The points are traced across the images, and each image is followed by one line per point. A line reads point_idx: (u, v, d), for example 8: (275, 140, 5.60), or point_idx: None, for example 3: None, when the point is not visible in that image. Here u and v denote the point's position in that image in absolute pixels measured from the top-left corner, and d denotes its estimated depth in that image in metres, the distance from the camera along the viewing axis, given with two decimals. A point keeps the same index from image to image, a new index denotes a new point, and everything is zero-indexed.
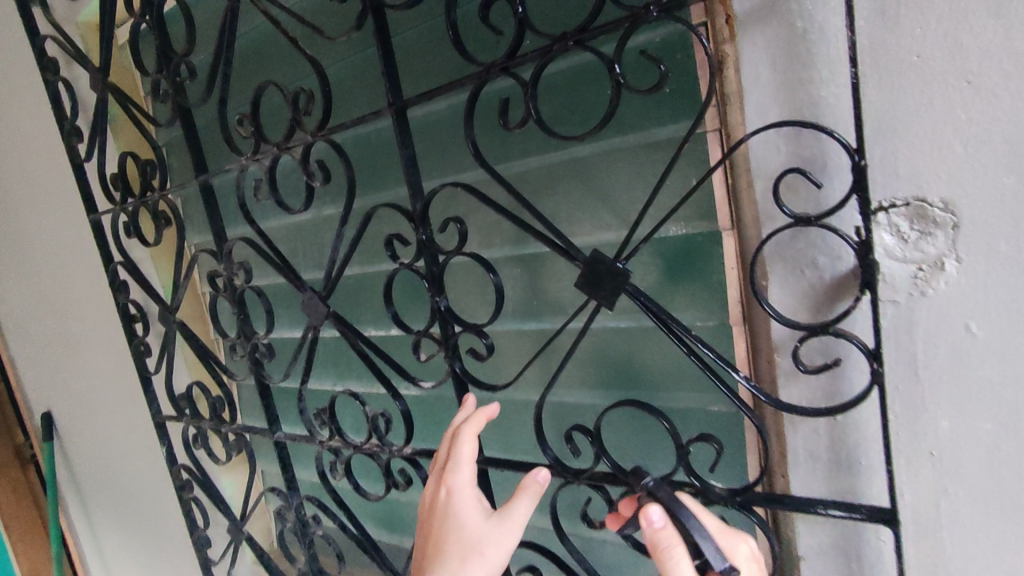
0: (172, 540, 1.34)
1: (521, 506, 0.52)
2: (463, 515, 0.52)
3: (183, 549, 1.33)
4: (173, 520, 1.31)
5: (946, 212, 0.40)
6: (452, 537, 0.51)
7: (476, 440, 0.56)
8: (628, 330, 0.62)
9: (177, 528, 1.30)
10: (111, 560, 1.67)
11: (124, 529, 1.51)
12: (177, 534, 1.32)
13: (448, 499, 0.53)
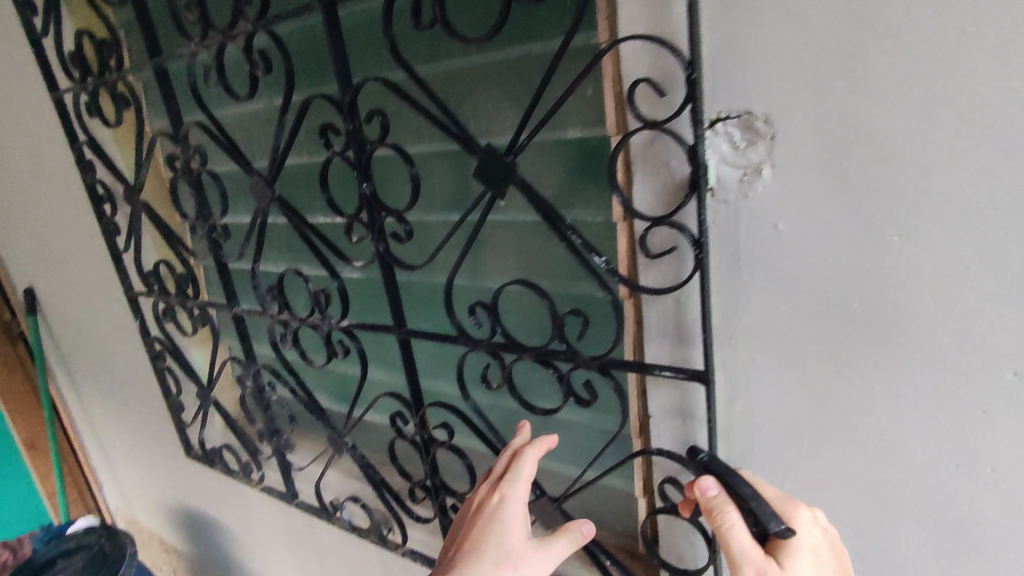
0: (150, 406, 1.48)
1: (562, 542, 0.61)
2: (509, 524, 0.60)
3: (158, 415, 1.47)
4: (149, 389, 1.44)
5: (768, 125, 0.48)
6: (495, 540, 0.59)
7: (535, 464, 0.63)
8: (531, 225, 0.70)
9: (154, 395, 1.44)
10: (98, 425, 1.83)
11: (109, 396, 1.65)
12: (153, 401, 1.45)
13: (502, 505, 0.61)
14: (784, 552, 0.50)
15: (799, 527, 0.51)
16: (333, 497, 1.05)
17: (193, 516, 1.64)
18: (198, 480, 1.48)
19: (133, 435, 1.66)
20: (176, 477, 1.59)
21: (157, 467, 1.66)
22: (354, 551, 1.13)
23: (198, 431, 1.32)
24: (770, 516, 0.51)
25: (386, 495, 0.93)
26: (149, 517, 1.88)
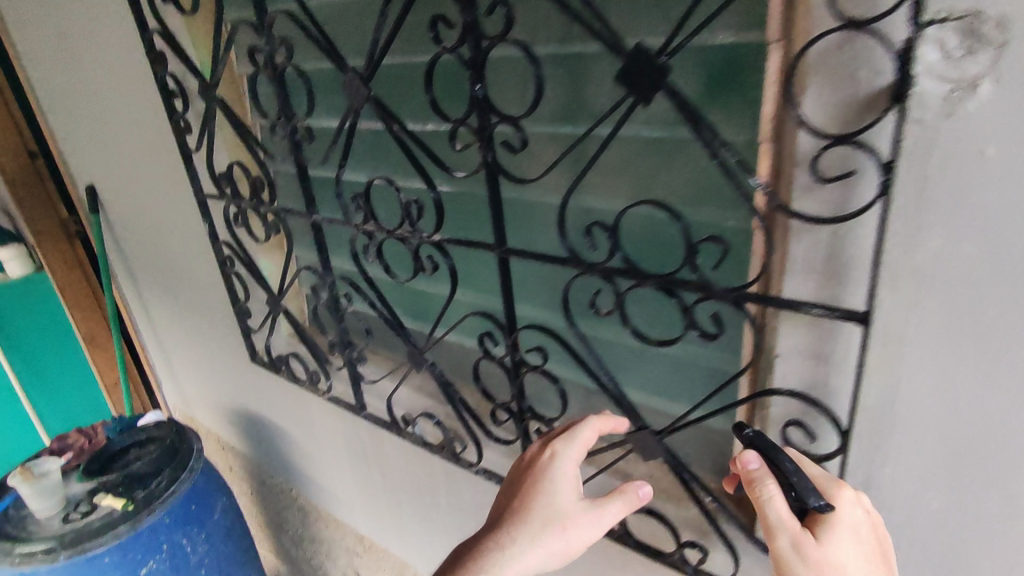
0: (214, 310, 1.49)
1: (613, 506, 0.64)
2: (559, 483, 0.64)
3: (223, 319, 1.48)
4: (214, 293, 1.45)
5: (1001, 31, 0.40)
6: (545, 499, 0.64)
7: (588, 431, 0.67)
8: (660, 141, 0.64)
9: (219, 300, 1.45)
10: (159, 325, 1.88)
11: (172, 297, 1.68)
12: (218, 305, 1.47)
13: (548, 467, 0.65)
14: (821, 526, 0.52)
15: (840, 507, 0.53)
16: (404, 412, 1.06)
17: (254, 417, 1.70)
18: (261, 384, 1.52)
19: (195, 337, 1.70)
20: (238, 380, 1.63)
21: (218, 370, 1.70)
22: (420, 464, 1.15)
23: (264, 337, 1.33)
24: (809, 491, 0.52)
25: (463, 414, 0.92)
26: (207, 415, 1.96)
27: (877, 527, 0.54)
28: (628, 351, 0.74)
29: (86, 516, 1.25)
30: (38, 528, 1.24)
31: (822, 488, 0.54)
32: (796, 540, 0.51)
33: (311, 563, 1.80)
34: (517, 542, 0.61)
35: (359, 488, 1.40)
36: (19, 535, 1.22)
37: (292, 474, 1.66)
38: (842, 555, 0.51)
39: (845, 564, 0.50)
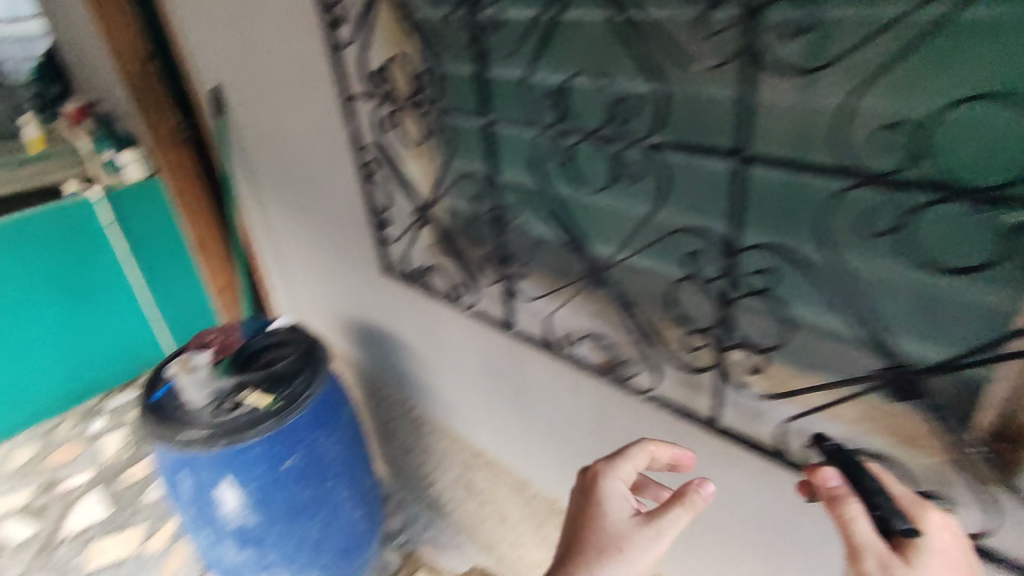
0: (342, 218, 1.47)
1: (674, 514, 0.70)
2: (608, 505, 0.73)
3: (351, 229, 1.47)
4: (344, 201, 1.42)
5: None
6: (601, 523, 0.71)
7: (630, 456, 0.77)
8: (993, 23, 0.53)
9: (349, 209, 1.42)
10: (279, 233, 1.90)
11: (296, 205, 1.68)
12: (347, 214, 1.44)
13: (598, 488, 0.74)
14: (912, 552, 0.56)
15: (928, 531, 0.58)
16: (562, 332, 1.01)
17: (371, 330, 1.72)
18: (387, 296, 1.51)
19: (318, 246, 1.71)
20: (360, 291, 1.63)
21: (340, 280, 1.72)
22: (567, 386, 1.11)
23: (400, 250, 1.30)
24: (895, 515, 0.57)
25: (642, 337, 0.86)
26: (321, 325, 2.01)
27: (962, 545, 0.58)
28: (908, 289, 0.63)
29: (234, 409, 1.31)
30: (192, 416, 1.31)
31: (910, 513, 0.59)
32: (881, 557, 0.56)
33: (421, 472, 1.86)
34: (586, 564, 0.67)
35: (487, 404, 1.39)
36: (176, 422, 1.30)
37: (409, 387, 1.68)
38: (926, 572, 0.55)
39: None
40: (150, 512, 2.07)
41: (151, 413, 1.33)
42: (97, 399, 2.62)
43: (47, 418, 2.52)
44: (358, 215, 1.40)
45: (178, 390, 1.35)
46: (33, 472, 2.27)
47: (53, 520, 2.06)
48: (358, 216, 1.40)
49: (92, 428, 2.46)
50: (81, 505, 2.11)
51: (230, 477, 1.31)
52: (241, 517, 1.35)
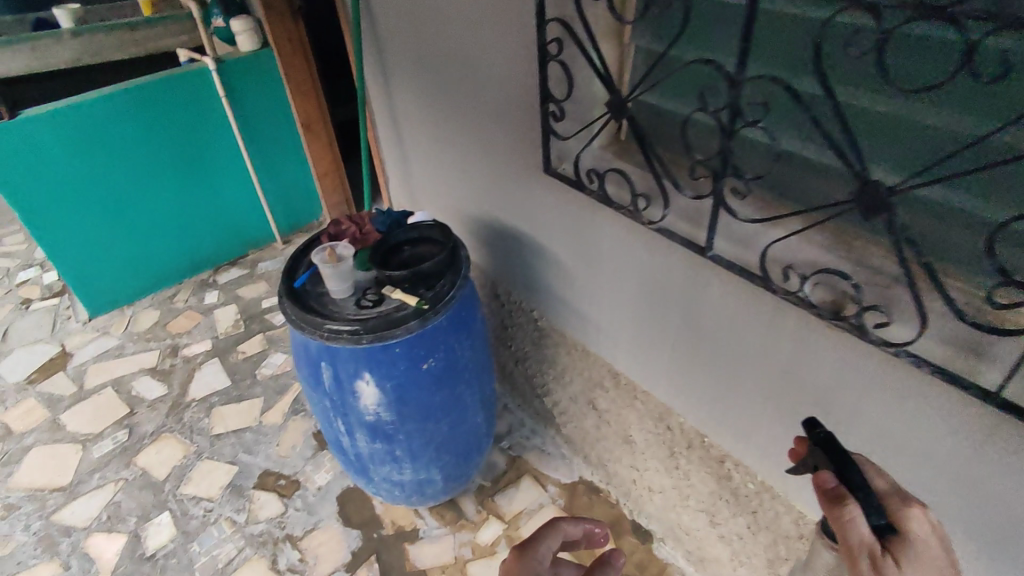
0: (495, 107, 1.33)
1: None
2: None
3: (505, 120, 1.32)
4: (502, 86, 1.27)
5: None
6: None
7: (552, 532, 0.81)
8: None
9: (506, 96, 1.27)
10: (404, 121, 1.77)
11: (434, 89, 1.53)
12: (503, 102, 1.29)
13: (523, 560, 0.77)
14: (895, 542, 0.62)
15: (909, 525, 0.64)
16: (779, 261, 0.88)
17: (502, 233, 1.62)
18: (536, 198, 1.39)
19: (453, 138, 1.58)
20: (499, 190, 1.51)
21: (473, 177, 1.60)
22: (764, 319, 0.99)
23: (573, 148, 1.16)
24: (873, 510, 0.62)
25: (912, 280, 0.72)
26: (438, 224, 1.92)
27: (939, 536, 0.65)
28: None
29: (380, 306, 1.26)
30: (338, 308, 1.27)
31: (893, 512, 0.65)
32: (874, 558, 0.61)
33: (535, 383, 1.82)
34: None
35: (640, 326, 1.29)
36: (322, 313, 1.25)
37: (539, 297, 1.60)
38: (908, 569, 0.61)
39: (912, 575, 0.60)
40: (266, 386, 2.16)
41: (294, 301, 1.29)
42: (209, 272, 2.70)
43: (166, 285, 2.63)
44: (518, 104, 1.25)
45: (324, 281, 1.31)
46: (157, 336, 2.39)
47: (179, 383, 2.18)
48: (517, 106, 1.25)
49: (207, 300, 2.54)
50: (203, 372, 2.22)
51: (370, 373, 1.27)
52: (376, 412, 1.33)
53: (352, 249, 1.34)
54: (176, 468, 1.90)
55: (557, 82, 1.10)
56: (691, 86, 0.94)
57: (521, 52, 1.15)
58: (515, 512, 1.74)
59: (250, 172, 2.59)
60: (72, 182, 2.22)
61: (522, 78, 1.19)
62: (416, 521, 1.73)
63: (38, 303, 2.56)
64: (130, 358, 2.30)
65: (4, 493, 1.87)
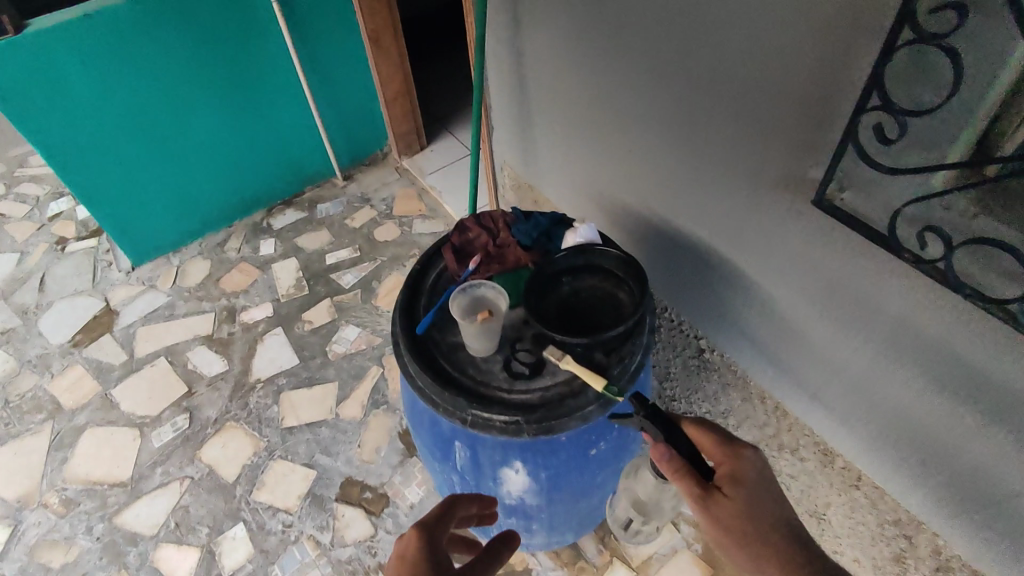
0: (739, 83, 0.85)
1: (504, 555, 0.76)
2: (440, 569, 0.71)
3: (752, 105, 0.85)
4: (767, 58, 0.79)
5: None
6: None
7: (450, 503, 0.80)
8: None
9: (772, 71, 0.79)
10: (539, 64, 1.28)
11: (614, 33, 1.04)
12: (760, 80, 0.82)
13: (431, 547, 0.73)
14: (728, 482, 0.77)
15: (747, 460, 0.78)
16: None
17: (670, 241, 1.20)
18: (759, 219, 0.96)
19: (628, 106, 1.10)
20: (690, 191, 1.07)
21: (644, 162, 1.14)
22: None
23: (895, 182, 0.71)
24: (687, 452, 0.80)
25: None
26: (562, 200, 1.48)
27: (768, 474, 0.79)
28: None
29: (542, 381, 0.90)
30: (482, 375, 0.91)
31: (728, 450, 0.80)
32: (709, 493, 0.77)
33: None
34: None
35: (905, 424, 0.91)
36: (461, 384, 0.90)
37: (714, 329, 1.21)
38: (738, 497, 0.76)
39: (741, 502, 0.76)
40: (339, 368, 1.86)
41: (419, 357, 0.92)
42: (262, 213, 2.33)
43: (214, 228, 2.27)
44: (794, 90, 0.77)
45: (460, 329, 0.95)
46: (210, 295, 2.08)
47: (241, 358, 1.90)
48: (790, 92, 0.78)
49: (263, 251, 2.19)
50: (266, 346, 1.92)
51: (521, 462, 0.93)
52: (520, 497, 1.01)
53: (498, 290, 0.95)
54: (247, 469, 1.67)
55: (918, 81, 0.64)
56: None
57: (847, 9, 0.66)
58: (643, 557, 1.47)
59: (307, 95, 2.12)
60: (96, 113, 1.80)
61: (823, 54, 0.71)
62: (528, 559, 1.48)
63: (73, 245, 2.24)
64: (182, 322, 2.00)
65: (60, 486, 1.67)
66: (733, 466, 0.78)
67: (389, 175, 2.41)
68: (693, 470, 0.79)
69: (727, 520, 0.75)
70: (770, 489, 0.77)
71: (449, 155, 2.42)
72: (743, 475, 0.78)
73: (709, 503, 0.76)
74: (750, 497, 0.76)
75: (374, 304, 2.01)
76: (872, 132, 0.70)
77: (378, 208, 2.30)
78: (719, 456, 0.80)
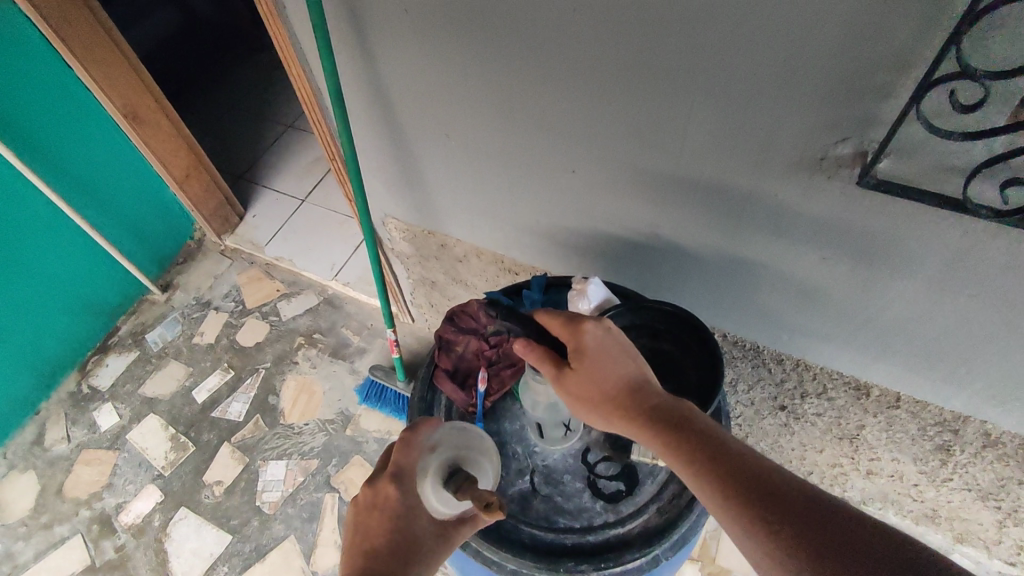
0: (741, 77, 0.71)
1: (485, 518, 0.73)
2: (409, 525, 0.68)
3: (763, 96, 0.72)
4: (791, 39, 0.65)
5: None
6: (401, 553, 0.66)
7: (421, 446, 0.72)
8: None
9: (790, 58, 0.67)
10: (419, 104, 1.01)
11: (533, 56, 0.82)
12: (776, 68, 0.68)
13: (401, 499, 0.69)
14: (577, 355, 0.71)
15: (587, 329, 0.72)
16: None
17: (637, 248, 1.07)
18: (761, 208, 0.86)
19: (566, 127, 0.91)
20: (666, 197, 0.93)
21: (597, 180, 0.97)
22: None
23: (971, 147, 0.65)
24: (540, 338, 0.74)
25: None
26: (480, 239, 1.26)
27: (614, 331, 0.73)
28: None
29: (646, 491, 0.79)
30: (581, 518, 0.78)
31: (572, 326, 0.73)
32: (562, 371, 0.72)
33: None
34: None
35: (954, 347, 0.91)
36: (569, 545, 0.76)
37: (710, 315, 1.13)
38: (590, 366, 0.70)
39: (590, 367, 0.70)
40: (287, 519, 1.50)
41: (503, 538, 0.76)
42: (74, 377, 1.76)
43: (14, 427, 1.66)
44: (828, 70, 0.66)
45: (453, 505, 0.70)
46: (57, 514, 1.53)
47: (151, 572, 1.45)
48: (811, 78, 0.67)
49: (102, 425, 1.67)
50: (178, 540, 1.49)
51: None
52: None
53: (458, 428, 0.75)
54: None
55: (1004, 31, 0.56)
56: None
57: None
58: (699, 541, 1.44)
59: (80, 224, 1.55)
60: None
61: (880, 25, 0.60)
62: None
63: None
64: (41, 569, 1.46)
65: None
66: (576, 340, 0.72)
67: (218, 263, 1.96)
68: (553, 350, 0.75)
69: (582, 391, 0.70)
70: (617, 350, 0.72)
71: (280, 215, 2.02)
72: (586, 343, 0.71)
73: (565, 379, 0.71)
74: (598, 361, 0.71)
75: (285, 424, 1.64)
76: (944, 100, 0.63)
77: (226, 308, 1.87)
78: (566, 334, 0.74)
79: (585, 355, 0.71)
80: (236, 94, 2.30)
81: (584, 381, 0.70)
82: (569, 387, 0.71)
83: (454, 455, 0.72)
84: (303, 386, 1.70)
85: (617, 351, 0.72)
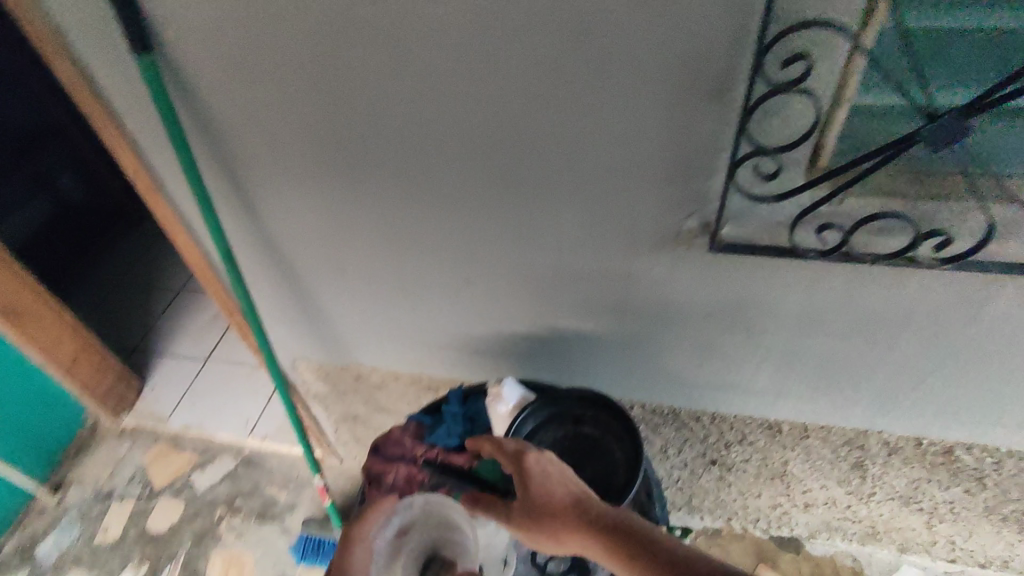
0: (589, 186, 0.82)
1: None
2: None
3: (611, 198, 0.82)
4: (622, 149, 0.76)
5: None
6: None
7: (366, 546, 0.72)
8: None
9: (624, 164, 0.78)
10: (310, 250, 1.06)
11: (408, 194, 0.91)
12: (616, 175, 0.79)
13: None
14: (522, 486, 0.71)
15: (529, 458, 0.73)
16: None
17: (541, 342, 1.13)
18: (637, 288, 0.95)
19: (451, 249, 0.98)
20: (554, 293, 1.01)
21: (491, 288, 1.04)
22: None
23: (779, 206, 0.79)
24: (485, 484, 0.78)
25: None
26: (394, 362, 1.28)
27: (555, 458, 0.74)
28: None
29: None
30: None
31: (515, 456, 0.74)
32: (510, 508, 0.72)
33: None
34: None
35: (831, 373, 1.02)
36: None
37: (624, 389, 1.20)
38: (533, 497, 0.70)
39: (533, 497, 0.70)
40: None
41: None
42: None
43: None
44: (657, 170, 0.78)
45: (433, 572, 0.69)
46: None
47: None
48: (645, 178, 0.79)
49: None
50: None
51: None
52: None
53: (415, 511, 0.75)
54: None
55: (776, 117, 0.69)
56: (985, 54, 0.65)
57: (681, 103, 0.70)
58: None
59: None
60: None
61: (685, 129, 0.73)
62: None
63: None
64: None
65: None
66: (521, 471, 0.73)
67: (117, 448, 1.81)
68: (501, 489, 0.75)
69: (532, 523, 0.69)
70: (560, 472, 0.72)
71: (180, 380, 1.92)
72: (529, 472, 0.72)
73: (514, 516, 0.71)
74: (542, 488, 0.71)
75: None
76: (754, 171, 0.75)
77: (131, 494, 1.71)
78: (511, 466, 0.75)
79: (529, 484, 0.71)
80: (121, 267, 2.25)
81: (531, 512, 0.69)
82: (518, 523, 0.70)
83: (423, 539, 0.74)
84: (231, 562, 1.56)
85: (562, 475, 0.72)
